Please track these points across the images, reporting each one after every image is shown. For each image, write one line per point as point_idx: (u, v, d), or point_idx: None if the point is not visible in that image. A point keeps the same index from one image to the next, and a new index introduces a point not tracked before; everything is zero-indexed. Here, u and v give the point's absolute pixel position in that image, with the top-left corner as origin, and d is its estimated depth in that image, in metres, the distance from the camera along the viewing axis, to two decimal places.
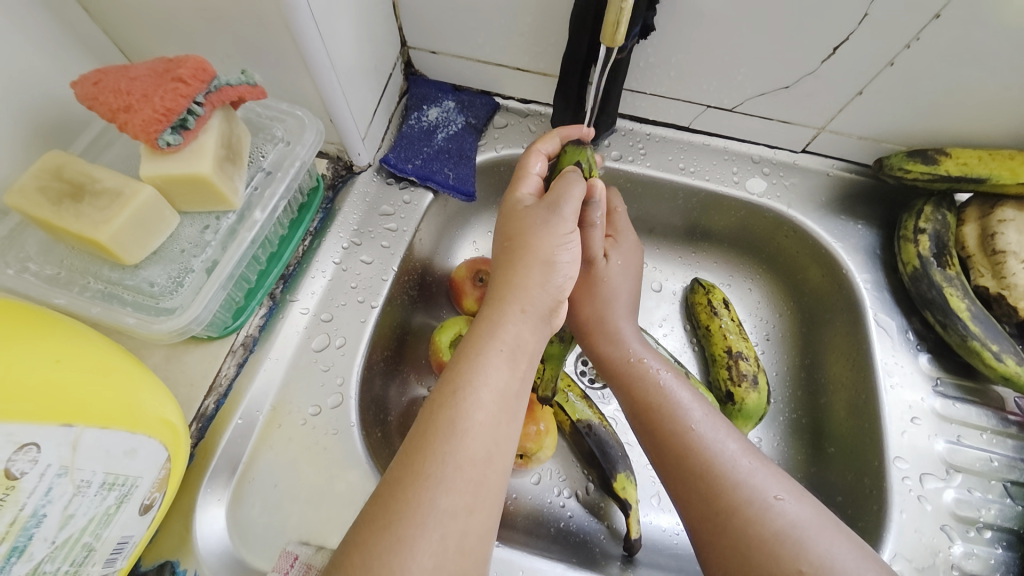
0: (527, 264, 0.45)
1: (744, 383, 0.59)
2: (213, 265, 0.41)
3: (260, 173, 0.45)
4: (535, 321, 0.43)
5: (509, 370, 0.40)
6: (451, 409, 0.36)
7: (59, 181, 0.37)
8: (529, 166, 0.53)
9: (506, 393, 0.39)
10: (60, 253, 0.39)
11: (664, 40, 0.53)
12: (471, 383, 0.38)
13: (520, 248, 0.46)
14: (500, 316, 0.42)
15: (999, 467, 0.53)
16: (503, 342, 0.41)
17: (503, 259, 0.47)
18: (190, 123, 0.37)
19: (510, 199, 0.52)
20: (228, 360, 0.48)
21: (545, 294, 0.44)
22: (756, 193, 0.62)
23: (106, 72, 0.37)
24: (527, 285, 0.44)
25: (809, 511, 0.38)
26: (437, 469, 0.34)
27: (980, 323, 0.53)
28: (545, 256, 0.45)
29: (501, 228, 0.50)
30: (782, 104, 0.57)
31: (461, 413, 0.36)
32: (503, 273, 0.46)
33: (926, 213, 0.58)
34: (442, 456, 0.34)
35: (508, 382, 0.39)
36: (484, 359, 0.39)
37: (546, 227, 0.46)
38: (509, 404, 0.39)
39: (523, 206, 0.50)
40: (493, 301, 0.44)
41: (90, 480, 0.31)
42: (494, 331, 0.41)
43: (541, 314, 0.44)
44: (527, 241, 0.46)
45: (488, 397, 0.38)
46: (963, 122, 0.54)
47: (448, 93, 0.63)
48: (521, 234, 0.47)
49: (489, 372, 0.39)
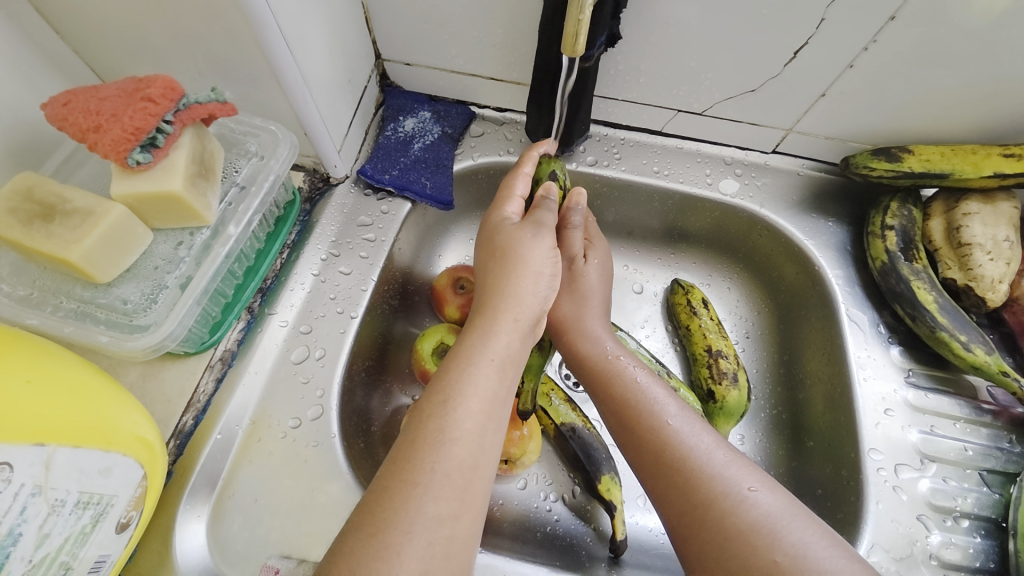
0: (516, 277, 0.46)
1: (724, 381, 0.60)
2: (187, 281, 0.41)
3: (234, 188, 0.46)
4: (525, 330, 0.44)
5: (498, 378, 0.40)
6: (440, 418, 0.37)
7: (30, 202, 0.37)
8: (512, 189, 0.54)
9: (495, 401, 0.39)
10: (33, 274, 0.39)
11: (632, 48, 0.54)
12: (461, 392, 0.38)
13: (509, 260, 0.47)
14: (491, 325, 0.43)
15: (974, 455, 0.54)
16: (494, 352, 0.41)
17: (491, 270, 0.48)
18: (159, 141, 0.38)
19: (494, 215, 0.53)
20: (206, 376, 0.48)
21: (534, 306, 0.46)
22: (729, 194, 0.64)
23: (76, 92, 0.37)
24: (518, 296, 0.45)
25: (782, 501, 0.38)
26: (424, 477, 0.34)
27: (949, 314, 0.55)
28: (533, 267, 0.47)
29: (487, 243, 0.51)
30: (750, 107, 0.58)
31: (450, 422, 0.37)
32: (487, 286, 0.47)
33: (893, 208, 0.59)
34: (430, 464, 0.35)
35: (496, 390, 0.39)
36: (475, 369, 0.40)
37: (529, 241, 0.49)
38: (497, 412, 0.39)
39: (507, 224, 0.51)
40: (484, 310, 0.45)
41: (64, 500, 0.31)
42: (485, 341, 0.42)
43: (530, 324, 0.45)
44: (517, 253, 0.48)
45: (477, 406, 0.38)
46: (924, 120, 0.55)
47: (424, 104, 0.64)
48: (507, 248, 0.49)
49: (478, 380, 0.39)
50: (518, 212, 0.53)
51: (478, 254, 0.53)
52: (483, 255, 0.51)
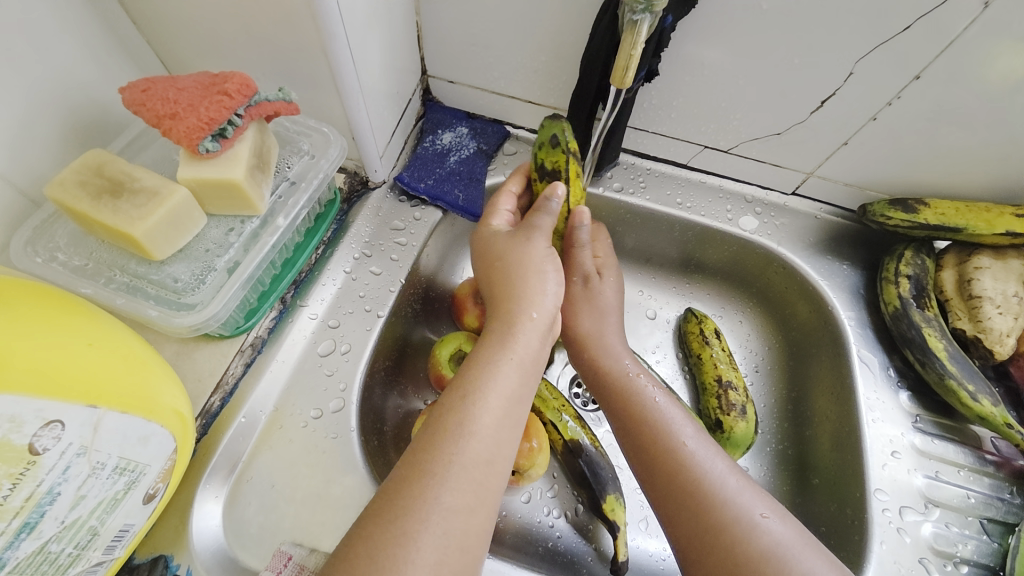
0: (524, 281, 0.48)
1: (733, 412, 0.61)
2: (235, 265, 0.43)
3: (285, 182, 0.48)
4: (543, 330, 0.46)
5: (518, 378, 0.42)
6: (459, 412, 0.38)
7: (99, 178, 0.39)
8: (500, 205, 0.56)
9: (513, 399, 0.40)
10: (90, 246, 0.42)
11: (667, 84, 0.57)
12: (481, 388, 0.39)
13: (513, 266, 0.49)
14: (510, 328, 0.44)
15: (976, 504, 0.54)
16: (512, 353, 0.43)
17: (495, 278, 0.50)
18: (228, 132, 0.40)
19: (483, 228, 0.55)
20: (236, 360, 0.49)
21: (549, 308, 0.47)
22: (749, 230, 0.66)
23: (154, 81, 0.40)
24: (531, 299, 0.46)
25: (792, 531, 0.40)
26: (441, 468, 0.35)
27: (958, 363, 0.56)
28: (536, 266, 0.49)
29: (480, 253, 0.53)
30: (774, 149, 0.61)
31: (469, 416, 0.38)
32: (498, 293, 0.48)
33: (907, 256, 0.61)
34: (448, 456, 0.36)
35: (515, 391, 0.41)
36: (495, 367, 0.41)
37: (527, 244, 0.50)
38: (514, 410, 0.40)
39: (497, 235, 0.53)
40: (497, 316, 0.46)
41: (104, 463, 0.32)
42: (504, 342, 0.43)
43: (546, 326, 0.46)
44: (513, 258, 0.49)
45: (495, 403, 0.39)
46: (939, 176, 0.58)
47: (462, 120, 0.67)
48: (504, 257, 0.50)
49: (498, 378, 0.40)
50: (505, 224, 0.55)
51: (474, 268, 0.54)
52: (482, 267, 0.52)
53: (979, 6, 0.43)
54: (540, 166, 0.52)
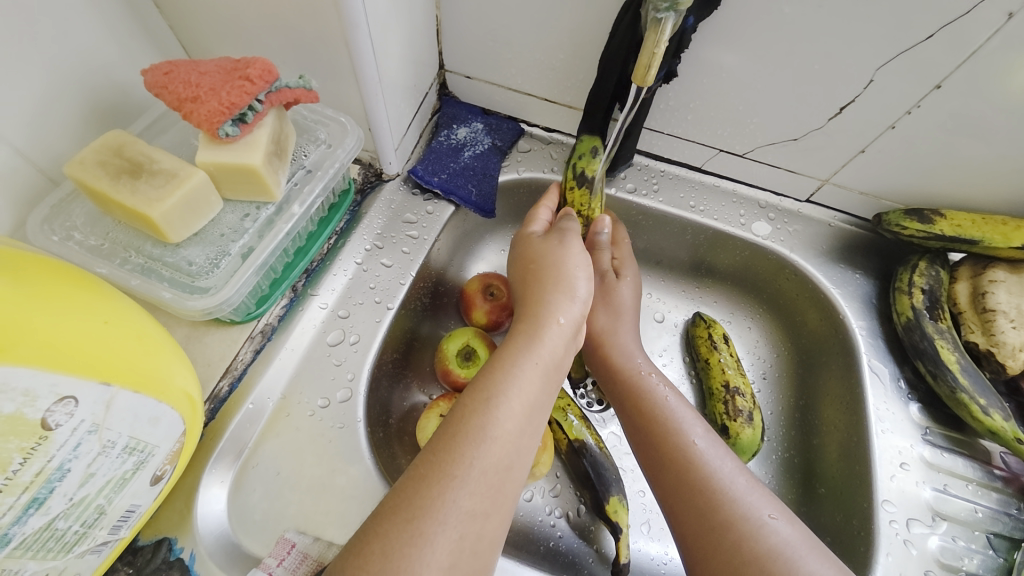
0: (555, 288, 0.48)
1: (740, 418, 0.60)
2: (249, 251, 0.43)
3: (301, 170, 0.48)
4: (569, 335, 0.46)
5: (540, 383, 0.41)
6: (482, 415, 0.38)
7: (119, 158, 0.39)
8: (538, 215, 0.57)
9: (534, 405, 0.40)
10: (107, 227, 0.42)
11: (684, 86, 0.57)
12: (504, 393, 0.39)
13: (551, 271, 0.49)
14: (538, 330, 0.44)
15: (984, 519, 0.53)
16: (539, 357, 0.42)
17: (530, 281, 0.50)
18: (248, 117, 0.40)
19: (521, 232, 0.56)
20: (245, 346, 0.49)
21: (576, 315, 0.47)
22: (761, 235, 0.66)
23: (177, 64, 0.40)
24: (562, 305, 0.47)
25: (798, 534, 0.39)
26: (462, 470, 0.35)
27: (970, 376, 0.55)
28: (572, 272, 0.49)
29: (519, 257, 0.54)
30: (790, 155, 0.61)
31: (492, 420, 0.37)
32: (531, 296, 0.48)
33: (921, 268, 0.60)
34: (468, 458, 0.35)
35: (536, 396, 0.41)
36: (519, 372, 0.41)
37: (562, 248, 0.51)
38: (534, 416, 0.40)
39: (534, 239, 0.54)
40: (527, 317, 0.46)
41: (115, 442, 0.32)
42: (531, 345, 0.43)
43: (573, 331, 0.46)
44: (548, 263, 0.50)
45: (517, 407, 0.39)
46: (956, 187, 0.58)
47: (477, 115, 0.67)
48: (543, 260, 0.50)
49: (522, 382, 0.40)
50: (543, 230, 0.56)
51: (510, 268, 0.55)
52: (518, 270, 0.53)
53: (1003, 17, 0.43)
54: (579, 173, 0.58)
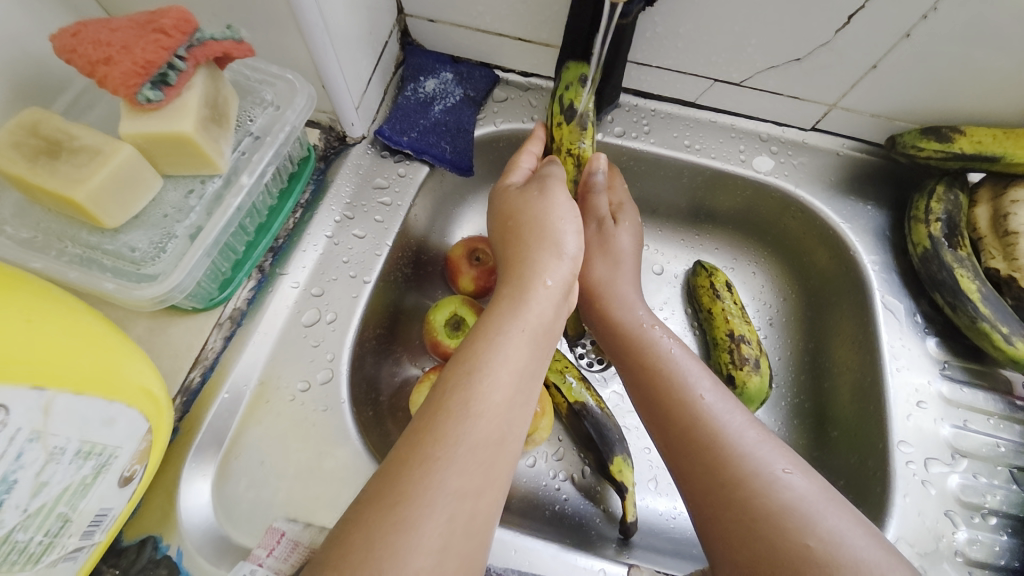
0: (539, 245, 0.44)
1: (746, 366, 0.58)
2: (197, 231, 0.39)
3: (248, 137, 0.43)
4: (558, 296, 0.42)
5: (529, 349, 0.39)
6: (466, 389, 0.35)
7: (34, 137, 0.35)
8: (519, 162, 0.52)
9: (525, 372, 0.37)
10: (37, 216, 0.38)
11: (670, 8, 0.50)
12: (489, 363, 0.36)
13: (533, 229, 0.45)
14: (523, 294, 0.41)
15: (1006, 452, 0.51)
16: (525, 322, 0.39)
17: (510, 240, 0.46)
18: (170, 78, 0.35)
19: (499, 184, 0.51)
20: (214, 334, 0.46)
21: (565, 274, 0.44)
22: (763, 171, 0.60)
23: (87, 23, 0.35)
24: (549, 265, 0.43)
25: (815, 486, 0.37)
26: (447, 448, 0.32)
27: (992, 303, 0.52)
28: (558, 228, 0.45)
29: (497, 213, 0.49)
30: (792, 79, 0.55)
31: (476, 395, 0.35)
32: (513, 257, 0.45)
33: (938, 192, 0.56)
34: (454, 436, 0.33)
35: (526, 364, 0.38)
36: (505, 339, 0.38)
37: (543, 200, 0.46)
38: (526, 385, 0.37)
39: (512, 189, 0.49)
40: (510, 281, 0.43)
41: (64, 448, 0.30)
42: (516, 311, 0.40)
43: (563, 292, 0.43)
44: (529, 218, 0.46)
45: (506, 378, 0.36)
46: (980, 100, 0.52)
47: (446, 64, 0.61)
48: (524, 214, 0.46)
49: (508, 350, 0.37)
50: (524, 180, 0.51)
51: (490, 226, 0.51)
52: (497, 229, 0.49)
53: None
54: (567, 107, 0.52)
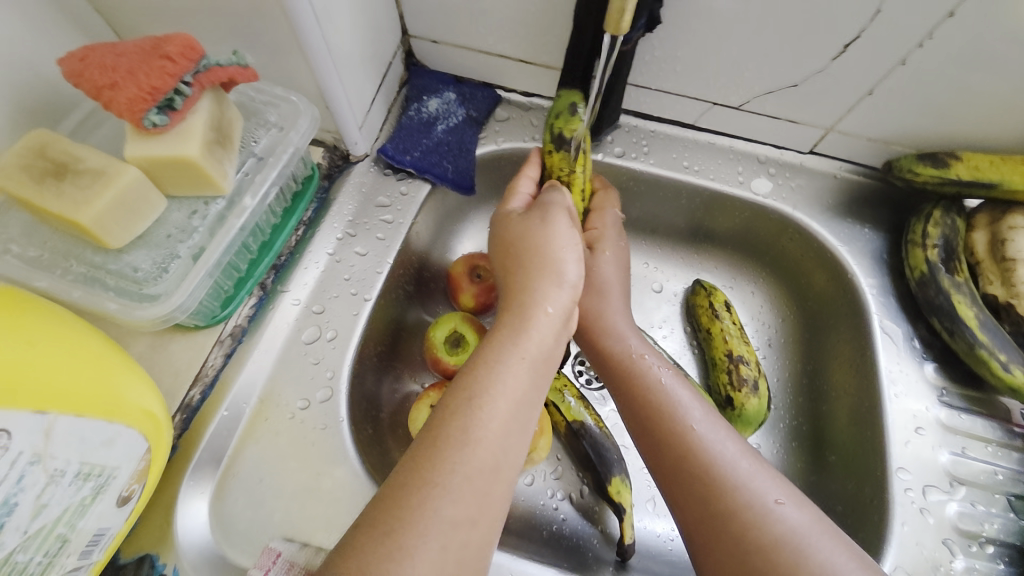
0: (540, 273, 0.45)
1: (744, 388, 0.58)
2: (200, 251, 0.40)
3: (251, 158, 0.44)
4: (558, 324, 0.43)
5: (529, 376, 0.39)
6: (464, 417, 0.35)
7: (42, 159, 0.36)
8: (518, 187, 0.53)
9: (523, 401, 0.38)
10: (43, 235, 0.38)
11: (670, 34, 0.51)
12: (488, 391, 0.36)
13: (533, 255, 0.46)
14: (524, 321, 0.41)
15: (1004, 480, 0.51)
16: (526, 350, 0.40)
17: (511, 267, 0.46)
18: (176, 103, 0.36)
19: (499, 211, 0.52)
20: (215, 351, 0.47)
21: (565, 302, 0.44)
22: (762, 193, 0.61)
23: (94, 48, 0.36)
24: (549, 293, 0.43)
25: (809, 517, 0.37)
26: (443, 477, 0.33)
27: (989, 331, 0.52)
28: (558, 255, 0.46)
29: (497, 240, 0.50)
30: (791, 103, 0.55)
31: (475, 422, 0.35)
32: (514, 284, 0.45)
33: (935, 217, 0.56)
34: (450, 465, 0.33)
35: (525, 393, 0.38)
36: (505, 366, 0.38)
37: (544, 228, 0.47)
38: (525, 412, 0.38)
39: (513, 217, 0.49)
40: (511, 306, 0.43)
41: (64, 470, 0.30)
42: (517, 338, 0.40)
43: (563, 319, 0.43)
44: (529, 246, 0.46)
45: (504, 406, 0.36)
46: (976, 127, 0.52)
47: (449, 84, 0.62)
48: (526, 242, 0.47)
49: (508, 378, 0.38)
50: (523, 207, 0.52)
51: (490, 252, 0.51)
52: (498, 256, 0.49)
53: None
54: (557, 134, 0.52)
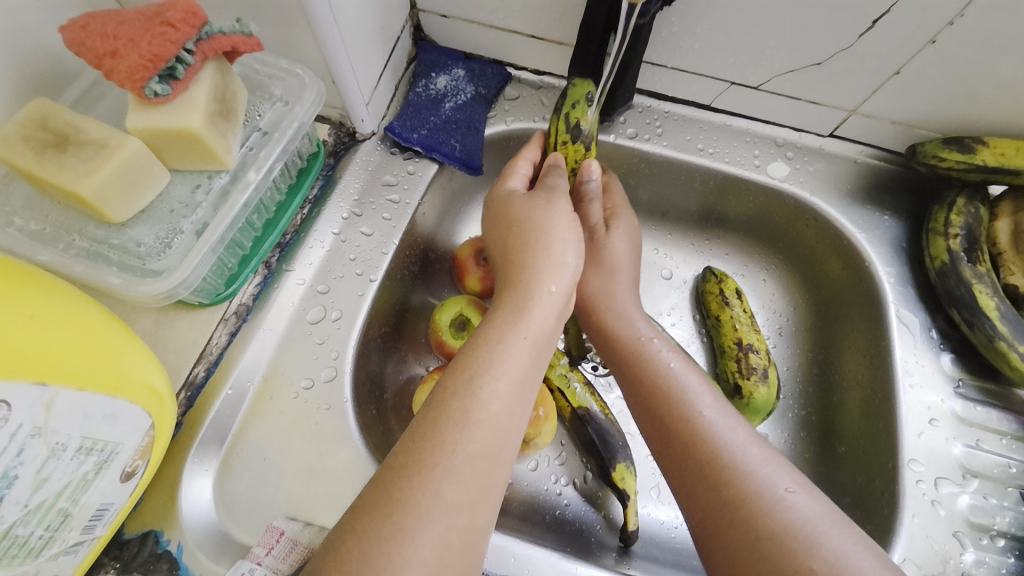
0: (543, 253, 0.43)
1: (753, 376, 0.57)
2: (203, 227, 0.39)
3: (256, 133, 0.43)
4: (560, 305, 0.42)
5: (530, 357, 0.38)
6: (465, 397, 0.34)
7: (44, 130, 0.35)
8: (516, 168, 0.52)
9: (524, 382, 0.37)
10: (47, 209, 0.38)
11: (689, 8, 0.49)
12: (489, 371, 0.36)
13: (533, 232, 0.45)
14: (525, 301, 0.40)
15: (1018, 474, 0.50)
16: (527, 331, 0.39)
17: (512, 247, 0.45)
18: (178, 72, 0.35)
19: (497, 189, 0.51)
20: (220, 329, 0.46)
21: (568, 282, 0.43)
22: (778, 177, 0.59)
23: (95, 16, 0.34)
24: (550, 273, 0.42)
25: (820, 505, 0.36)
26: (444, 460, 0.32)
27: (1011, 323, 0.50)
28: (559, 236, 0.44)
29: (495, 219, 0.49)
30: (812, 83, 0.53)
31: (476, 403, 0.34)
32: (513, 262, 0.44)
33: (959, 205, 0.54)
34: (451, 446, 0.33)
35: (526, 373, 0.37)
36: (506, 346, 0.37)
37: (548, 208, 0.46)
38: (525, 393, 0.37)
39: (513, 198, 0.48)
40: (512, 287, 0.42)
41: (66, 444, 0.30)
42: (518, 319, 0.39)
43: (565, 299, 0.42)
44: (531, 224, 0.45)
45: (505, 387, 0.36)
46: (1008, 109, 0.50)
47: (458, 61, 0.60)
48: (526, 221, 0.46)
49: (509, 359, 0.37)
50: (522, 188, 0.51)
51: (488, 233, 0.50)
52: (496, 234, 0.48)
53: None
54: (574, 124, 0.51)
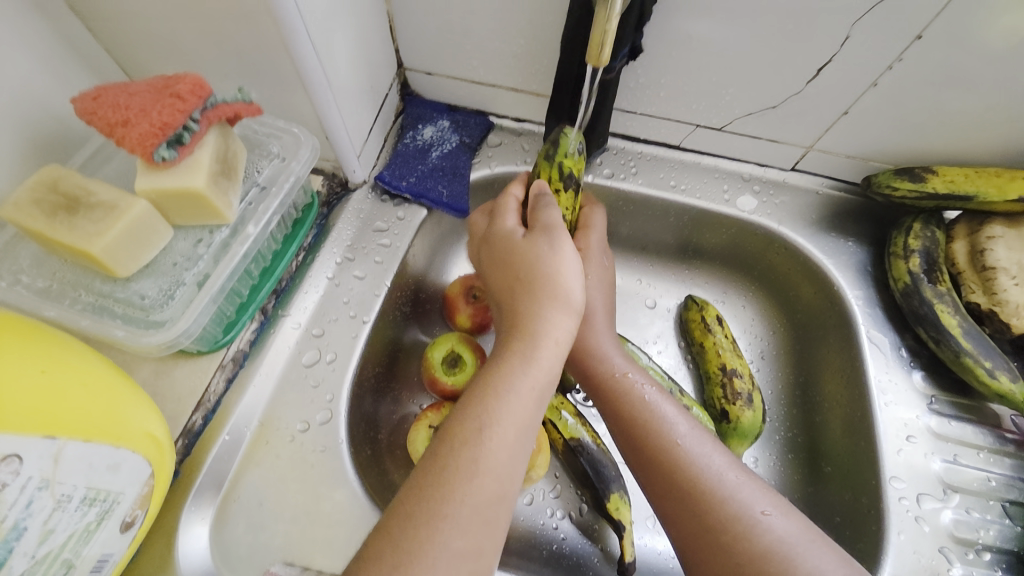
0: (540, 295, 0.44)
1: (739, 401, 0.59)
2: (205, 278, 0.41)
3: (255, 187, 0.46)
4: (563, 349, 0.43)
5: (534, 404, 0.39)
6: (471, 447, 0.36)
7: (54, 194, 0.37)
8: (506, 204, 0.53)
9: (528, 428, 0.38)
10: (53, 266, 0.40)
11: (652, 62, 0.54)
12: (495, 421, 0.37)
13: (526, 275, 0.46)
14: (529, 347, 0.41)
15: (997, 486, 0.52)
16: (534, 378, 0.40)
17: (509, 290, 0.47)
18: (185, 139, 0.38)
19: (495, 226, 0.51)
20: (217, 376, 0.47)
21: (569, 325, 0.44)
22: (747, 210, 0.63)
23: (106, 88, 0.38)
24: (553, 318, 0.43)
25: (795, 526, 0.38)
26: (451, 509, 0.34)
27: (974, 339, 0.53)
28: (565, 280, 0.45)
29: (490, 262, 0.50)
30: (770, 124, 0.58)
31: (483, 452, 0.36)
32: (513, 307, 0.45)
33: (915, 229, 0.58)
34: (457, 495, 0.34)
35: (529, 419, 0.39)
36: (512, 395, 0.39)
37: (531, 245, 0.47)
38: (528, 438, 0.39)
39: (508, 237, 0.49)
40: (513, 332, 0.43)
41: (71, 495, 0.31)
42: (524, 365, 0.40)
43: (566, 343, 0.43)
44: (518, 265, 0.47)
45: (510, 435, 0.37)
46: (947, 142, 0.55)
47: (443, 113, 0.64)
48: (518, 263, 0.47)
49: (514, 407, 0.38)
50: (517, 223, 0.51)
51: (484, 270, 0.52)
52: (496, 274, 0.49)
53: None
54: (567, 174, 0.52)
